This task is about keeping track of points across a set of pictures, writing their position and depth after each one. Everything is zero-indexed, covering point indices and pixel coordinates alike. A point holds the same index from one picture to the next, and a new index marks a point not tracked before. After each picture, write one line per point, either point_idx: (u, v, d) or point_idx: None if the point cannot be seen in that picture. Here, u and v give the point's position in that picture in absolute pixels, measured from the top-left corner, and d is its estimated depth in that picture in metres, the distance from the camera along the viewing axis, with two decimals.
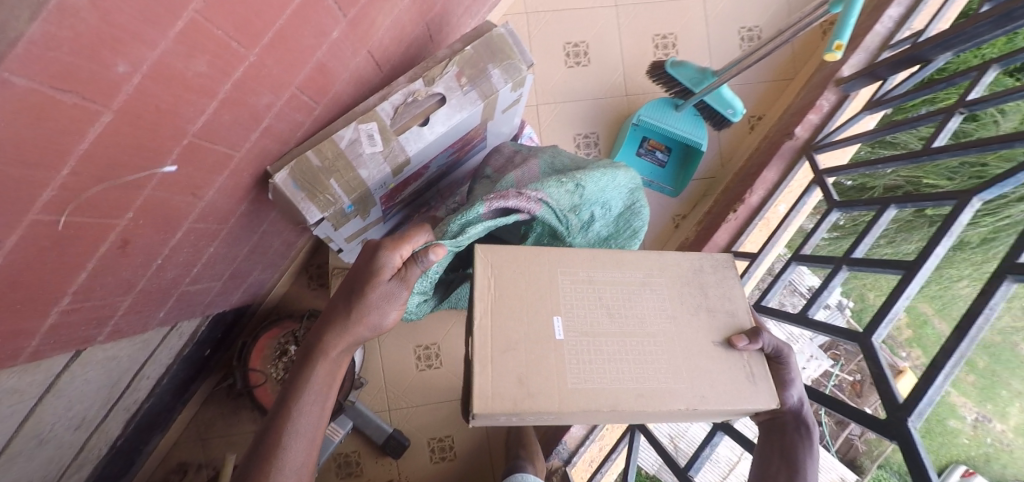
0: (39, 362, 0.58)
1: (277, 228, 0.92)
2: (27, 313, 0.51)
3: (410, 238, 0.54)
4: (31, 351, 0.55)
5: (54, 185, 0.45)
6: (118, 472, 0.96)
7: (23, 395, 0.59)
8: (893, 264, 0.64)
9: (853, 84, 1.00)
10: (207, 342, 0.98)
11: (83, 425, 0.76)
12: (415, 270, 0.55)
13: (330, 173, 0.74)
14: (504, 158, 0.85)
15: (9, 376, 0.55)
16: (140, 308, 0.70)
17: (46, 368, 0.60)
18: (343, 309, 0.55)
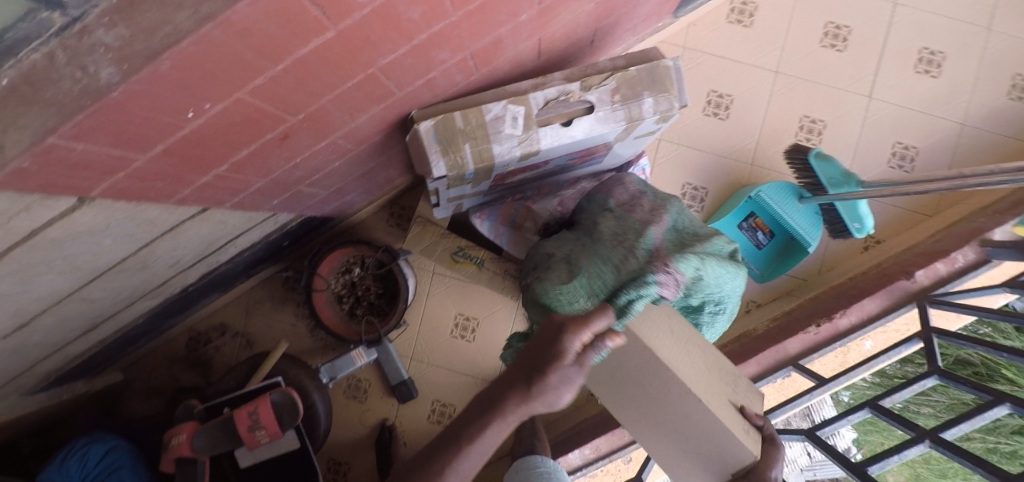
0: (178, 205, 0.65)
1: (391, 164, 0.97)
2: (195, 165, 0.57)
3: (592, 321, 0.51)
4: (177, 195, 0.62)
5: (266, 76, 0.49)
6: (176, 311, 1.06)
7: (153, 227, 0.67)
8: (987, 466, 0.62)
9: (1002, 252, 0.92)
10: (288, 236, 1.02)
11: (176, 264, 0.85)
12: (590, 356, 0.52)
13: (468, 138, 0.76)
14: (623, 193, 0.86)
15: (155, 208, 0.62)
16: (261, 191, 0.76)
17: (179, 212, 0.68)
18: (522, 380, 0.54)
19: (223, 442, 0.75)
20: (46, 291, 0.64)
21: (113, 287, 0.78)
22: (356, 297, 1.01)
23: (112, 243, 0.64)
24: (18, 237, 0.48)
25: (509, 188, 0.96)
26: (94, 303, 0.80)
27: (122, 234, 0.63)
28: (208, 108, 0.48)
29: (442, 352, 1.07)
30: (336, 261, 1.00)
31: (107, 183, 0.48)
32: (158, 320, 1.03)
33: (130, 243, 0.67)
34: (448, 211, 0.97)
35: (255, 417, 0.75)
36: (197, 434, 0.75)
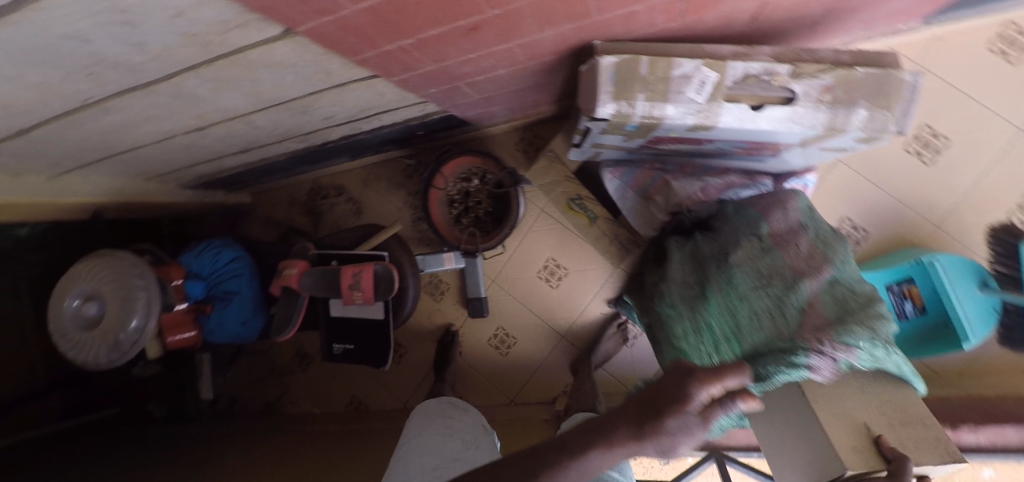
0: (354, 64, 0.67)
1: (549, 90, 0.91)
2: (386, 30, 0.57)
3: (724, 375, 0.37)
4: (357, 54, 0.63)
5: None
6: (311, 162, 1.14)
7: (325, 77, 0.70)
8: None
9: None
10: (426, 129, 1.02)
11: (329, 118, 0.89)
12: (715, 415, 0.38)
13: (647, 87, 0.68)
14: (782, 222, 0.74)
15: (336, 60, 0.64)
16: (423, 77, 0.76)
17: (352, 70, 0.69)
18: (630, 422, 0.41)
19: (326, 288, 0.84)
20: (231, 98, 0.71)
21: (272, 120, 0.85)
22: (465, 206, 1.03)
23: (289, 80, 0.68)
24: (229, 47, 0.52)
25: (654, 155, 0.87)
26: (253, 129, 0.87)
27: (302, 73, 0.66)
28: None
29: (523, 288, 1.08)
30: (461, 165, 1.01)
31: (315, 23, 0.49)
32: (294, 163, 1.13)
33: (305, 84, 0.71)
34: (583, 155, 0.93)
35: (357, 278, 0.82)
36: (308, 272, 0.84)
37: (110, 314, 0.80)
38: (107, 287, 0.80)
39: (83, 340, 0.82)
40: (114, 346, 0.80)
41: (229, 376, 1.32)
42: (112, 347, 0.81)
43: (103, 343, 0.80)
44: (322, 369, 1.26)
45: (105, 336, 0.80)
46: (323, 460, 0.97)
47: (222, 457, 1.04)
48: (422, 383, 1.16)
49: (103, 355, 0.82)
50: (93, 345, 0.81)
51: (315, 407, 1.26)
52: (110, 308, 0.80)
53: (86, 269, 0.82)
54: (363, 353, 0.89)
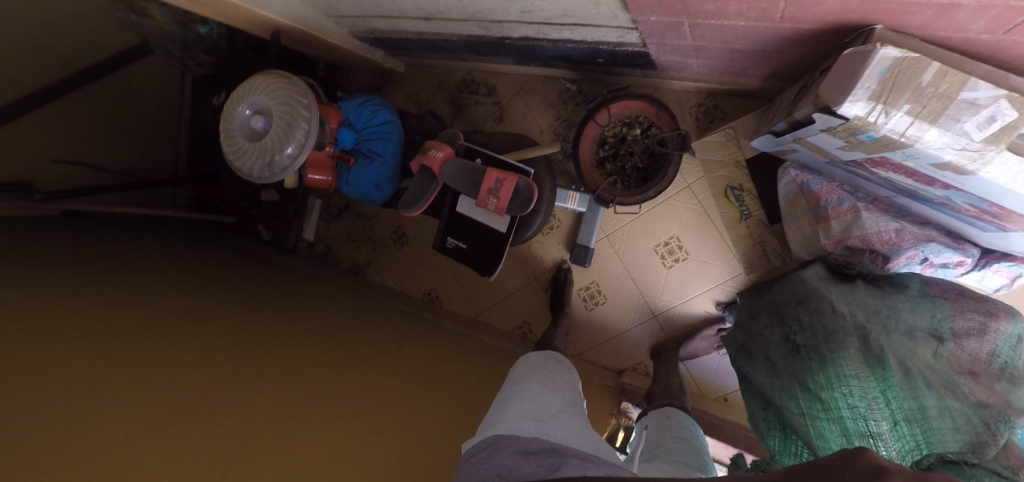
0: None
1: (769, 64, 0.79)
2: None
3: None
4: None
5: None
6: (477, 52, 1.11)
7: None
8: None
9: None
10: (608, 57, 0.94)
11: (524, 14, 0.84)
12: None
13: (915, 102, 0.56)
14: (976, 346, 0.63)
15: None
16: (649, 3, 0.67)
17: None
18: None
19: (464, 182, 0.84)
20: None
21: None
22: (615, 152, 0.99)
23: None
24: None
25: (850, 176, 0.77)
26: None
27: None
28: None
29: (634, 254, 1.08)
30: (631, 109, 0.93)
31: None
32: (460, 47, 1.09)
33: None
34: (772, 145, 0.86)
35: (499, 185, 0.81)
36: (453, 161, 0.84)
37: (273, 134, 0.81)
38: (277, 109, 0.81)
39: (239, 150, 0.84)
40: (267, 165, 0.83)
41: (332, 228, 1.43)
42: (264, 165, 0.83)
43: (257, 159, 0.83)
44: (414, 254, 1.32)
45: (263, 153, 0.82)
46: (398, 337, 1.05)
47: (315, 299, 1.15)
48: (499, 303, 1.24)
49: (250, 170, 0.85)
50: (246, 156, 0.84)
51: (397, 284, 1.34)
52: (274, 129, 0.81)
53: (260, 83, 0.83)
54: (472, 256, 0.91)
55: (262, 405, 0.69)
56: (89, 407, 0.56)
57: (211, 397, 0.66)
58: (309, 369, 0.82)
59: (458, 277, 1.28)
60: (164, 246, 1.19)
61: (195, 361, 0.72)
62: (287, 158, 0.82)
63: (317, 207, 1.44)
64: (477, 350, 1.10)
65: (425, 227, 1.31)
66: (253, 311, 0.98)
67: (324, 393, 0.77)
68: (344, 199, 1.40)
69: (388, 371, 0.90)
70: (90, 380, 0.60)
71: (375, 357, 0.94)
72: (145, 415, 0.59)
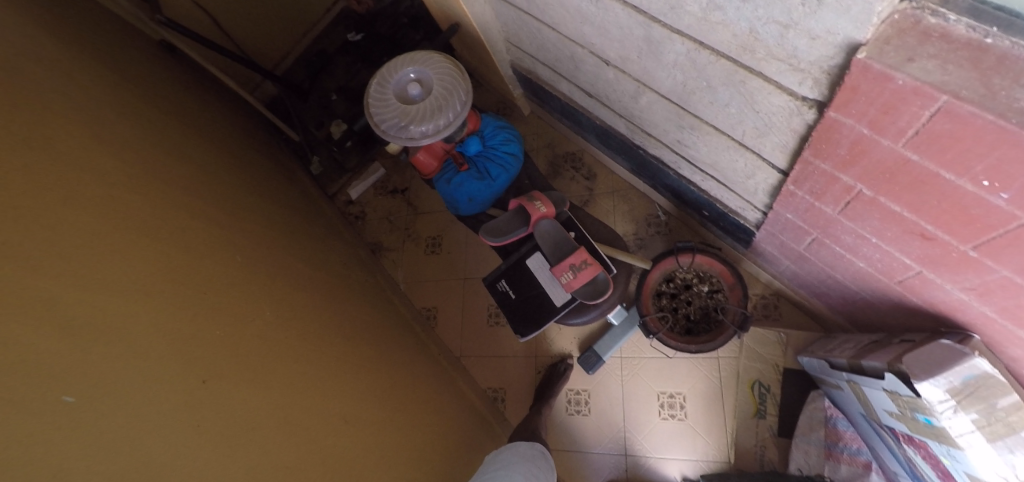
0: (782, 154, 0.67)
1: (850, 302, 0.86)
2: (866, 173, 0.56)
3: None
4: (808, 157, 0.62)
5: None
6: (603, 143, 1.19)
7: (747, 132, 0.70)
8: None
9: None
10: (713, 216, 1.03)
11: (676, 144, 0.91)
12: None
13: (983, 414, 0.60)
14: None
15: (782, 140, 0.65)
16: (800, 203, 0.74)
17: (770, 151, 0.70)
18: None
19: (550, 243, 0.85)
20: (665, 82, 0.75)
21: (647, 106, 0.87)
22: (676, 294, 1.02)
23: (726, 110, 0.69)
24: (763, 69, 0.54)
25: (871, 435, 0.83)
26: (625, 92, 0.89)
27: (743, 119, 0.67)
28: (998, 196, 0.43)
29: (637, 388, 1.07)
30: (711, 267, 0.97)
31: (856, 128, 0.50)
32: (593, 131, 1.17)
33: (724, 122, 0.73)
34: (817, 369, 0.91)
35: (582, 265, 0.82)
36: (551, 222, 0.85)
37: (421, 108, 0.84)
38: (438, 90, 0.85)
39: (381, 98, 0.85)
40: (397, 126, 0.84)
41: (377, 199, 1.41)
42: (395, 125, 0.84)
43: (392, 115, 0.84)
44: (437, 265, 1.30)
45: (402, 115, 0.84)
46: (388, 337, 1.00)
47: (333, 255, 1.11)
48: (489, 358, 1.20)
49: (378, 118, 0.85)
50: (384, 108, 0.85)
51: (405, 283, 1.31)
52: (425, 103, 0.84)
53: (435, 60, 0.86)
54: (515, 311, 0.91)
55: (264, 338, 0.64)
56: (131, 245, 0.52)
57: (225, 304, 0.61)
58: (308, 323, 0.76)
59: (465, 312, 1.25)
60: (225, 122, 1.14)
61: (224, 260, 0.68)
62: (418, 131, 0.84)
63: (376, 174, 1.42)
64: (451, 391, 1.04)
65: (462, 248, 1.29)
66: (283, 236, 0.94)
67: (312, 357, 0.71)
68: (405, 182, 1.40)
69: (369, 362, 0.84)
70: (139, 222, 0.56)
71: (362, 342, 0.88)
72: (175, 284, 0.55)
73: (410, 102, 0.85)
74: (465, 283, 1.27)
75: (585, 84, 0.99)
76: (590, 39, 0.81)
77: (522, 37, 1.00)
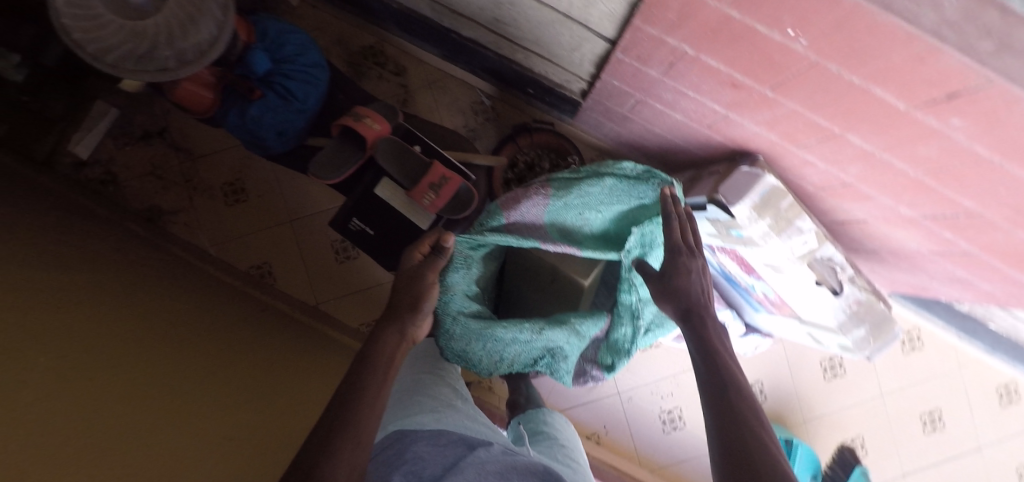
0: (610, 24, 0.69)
1: (666, 151, 1.00)
2: (681, 31, 0.60)
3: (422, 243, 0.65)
4: (635, 21, 0.63)
5: (830, 67, 0.53)
6: (415, 31, 1.06)
7: (574, 4, 0.68)
8: None
9: None
10: (539, 93, 1.06)
11: (502, 24, 0.85)
12: (438, 261, 0.65)
13: (775, 217, 0.79)
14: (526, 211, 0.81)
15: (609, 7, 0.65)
16: (626, 69, 0.77)
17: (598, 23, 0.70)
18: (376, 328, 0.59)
19: (396, 164, 0.78)
20: None
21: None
22: (521, 178, 1.06)
23: None
24: None
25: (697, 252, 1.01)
26: None
27: None
28: (792, 34, 0.51)
29: None
30: (549, 143, 1.06)
31: None
32: (396, 17, 1.04)
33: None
34: None
35: (441, 182, 0.78)
36: (388, 140, 0.78)
37: (161, 20, 0.62)
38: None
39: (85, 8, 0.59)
40: (134, 56, 0.62)
41: (125, 152, 1.13)
42: (129, 54, 0.62)
43: (117, 39, 0.61)
44: (250, 212, 1.16)
45: (135, 38, 0.62)
46: (228, 305, 0.97)
47: (132, 256, 0.93)
48: (352, 295, 1.17)
49: (82, 39, 0.59)
50: (103, 35, 0.60)
51: (210, 247, 1.14)
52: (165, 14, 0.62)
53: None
54: (380, 247, 0.83)
55: (143, 378, 0.60)
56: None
57: (93, 360, 0.56)
58: (181, 335, 0.75)
59: (303, 254, 1.16)
60: None
61: (47, 308, 0.57)
62: (165, 62, 0.64)
63: (108, 119, 1.11)
64: (326, 342, 1.05)
65: (272, 187, 1.17)
66: (85, 263, 0.76)
67: (206, 377, 0.70)
68: (158, 121, 1.14)
69: (195, 355, 0.73)
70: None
71: (175, 327, 0.76)
72: (38, 359, 0.49)
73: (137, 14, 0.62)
74: (291, 224, 1.17)
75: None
76: None
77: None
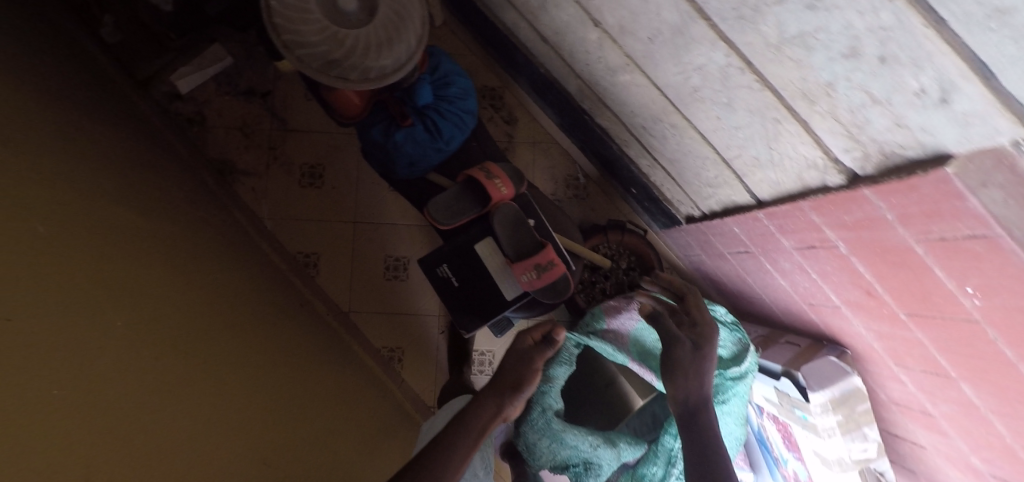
0: (768, 190, 0.69)
1: (745, 300, 0.99)
2: (845, 231, 0.61)
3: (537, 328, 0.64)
4: (802, 201, 0.63)
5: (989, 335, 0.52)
6: (546, 97, 1.08)
7: (741, 159, 0.69)
8: None
9: None
10: (641, 197, 1.07)
11: (646, 134, 0.86)
12: (547, 350, 0.62)
13: (848, 416, 0.77)
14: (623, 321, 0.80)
15: (777, 177, 0.66)
16: (756, 227, 0.77)
17: (755, 182, 0.71)
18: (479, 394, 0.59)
19: (508, 233, 0.77)
20: (680, 83, 0.68)
21: (628, 86, 0.80)
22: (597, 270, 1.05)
23: (732, 132, 0.66)
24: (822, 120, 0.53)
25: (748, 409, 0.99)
26: (607, 64, 0.80)
27: (752, 147, 0.66)
28: (967, 294, 0.51)
29: None
30: (636, 247, 1.04)
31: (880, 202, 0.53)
32: (535, 79, 1.06)
33: (722, 142, 0.70)
34: None
35: (548, 266, 0.76)
36: (510, 206, 0.77)
37: (364, 36, 0.62)
38: (386, 13, 0.63)
39: (301, 8, 0.60)
40: (326, 60, 0.62)
41: (223, 100, 1.11)
42: (321, 57, 0.62)
43: (318, 42, 0.61)
44: (319, 200, 1.13)
45: (334, 46, 0.61)
46: (283, 292, 0.96)
47: (198, 212, 0.90)
48: (386, 316, 1.13)
49: (290, 37, 0.61)
50: (309, 33, 0.60)
51: (268, 218, 1.11)
52: (370, 30, 0.62)
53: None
54: (460, 301, 0.81)
55: (197, 369, 0.56)
56: (54, 287, 0.41)
57: (156, 336, 0.52)
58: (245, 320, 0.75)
59: (354, 258, 1.13)
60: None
61: (123, 277, 0.54)
62: (351, 75, 0.63)
63: (221, 65, 1.11)
64: (348, 361, 0.98)
65: (349, 184, 1.14)
66: (155, 219, 0.73)
67: (261, 368, 0.70)
68: (266, 83, 1.13)
69: (253, 343, 0.73)
70: (45, 245, 0.44)
71: (241, 309, 0.76)
72: (110, 335, 0.45)
73: (344, 23, 0.62)
74: (353, 226, 1.14)
75: (553, 35, 0.87)
76: None
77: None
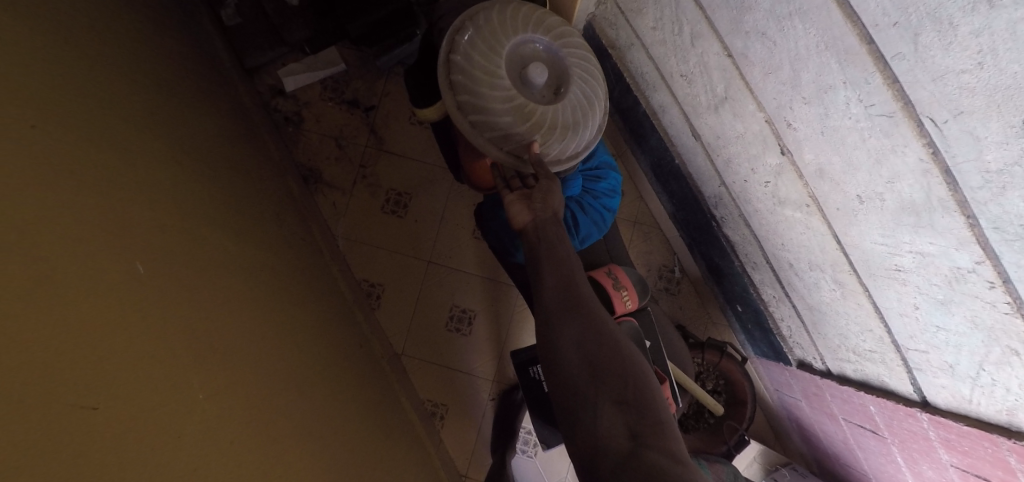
0: (947, 398, 0.59)
1: (845, 468, 0.88)
2: None
3: None
4: (1001, 438, 0.52)
5: None
6: (666, 187, 1.00)
7: (925, 354, 0.59)
8: None
9: None
10: (747, 317, 0.97)
11: (790, 268, 0.77)
12: None
13: None
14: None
15: (969, 393, 0.55)
16: (904, 423, 0.66)
17: (929, 382, 0.61)
18: None
19: None
20: (876, 255, 0.59)
21: (793, 223, 0.70)
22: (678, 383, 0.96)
23: (929, 328, 0.56)
24: None
25: None
26: (772, 190, 0.71)
27: (950, 352, 0.55)
28: None
29: None
30: (730, 374, 0.92)
31: None
32: (661, 167, 0.98)
33: (903, 330, 0.60)
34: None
35: None
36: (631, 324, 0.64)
37: (552, 117, 0.57)
38: (576, 93, 0.58)
39: (490, 73, 0.55)
40: (503, 134, 0.56)
41: (326, 106, 1.05)
42: (501, 132, 0.56)
43: (503, 110, 0.55)
44: (398, 231, 1.06)
45: (518, 117, 0.56)
46: (342, 300, 0.93)
47: (279, 227, 0.83)
48: (436, 369, 1.05)
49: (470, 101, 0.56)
50: (495, 105, 0.55)
51: (343, 238, 1.04)
52: (559, 108, 0.57)
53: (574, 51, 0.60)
54: (545, 412, 0.70)
55: (263, 439, 0.50)
56: (130, 363, 0.36)
57: (218, 356, 0.49)
58: (302, 329, 0.73)
59: (419, 300, 1.05)
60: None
61: (200, 322, 0.49)
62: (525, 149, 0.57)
63: (332, 70, 1.05)
64: (393, 409, 0.91)
65: (433, 218, 1.06)
66: (237, 225, 0.69)
67: (309, 387, 0.67)
68: (374, 95, 1.06)
69: (307, 358, 0.70)
70: (123, 294, 0.38)
71: (301, 316, 0.75)
72: (189, 421, 0.40)
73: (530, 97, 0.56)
74: (427, 265, 1.06)
75: (712, 138, 0.78)
76: (796, 122, 0.60)
77: (667, 39, 0.76)
